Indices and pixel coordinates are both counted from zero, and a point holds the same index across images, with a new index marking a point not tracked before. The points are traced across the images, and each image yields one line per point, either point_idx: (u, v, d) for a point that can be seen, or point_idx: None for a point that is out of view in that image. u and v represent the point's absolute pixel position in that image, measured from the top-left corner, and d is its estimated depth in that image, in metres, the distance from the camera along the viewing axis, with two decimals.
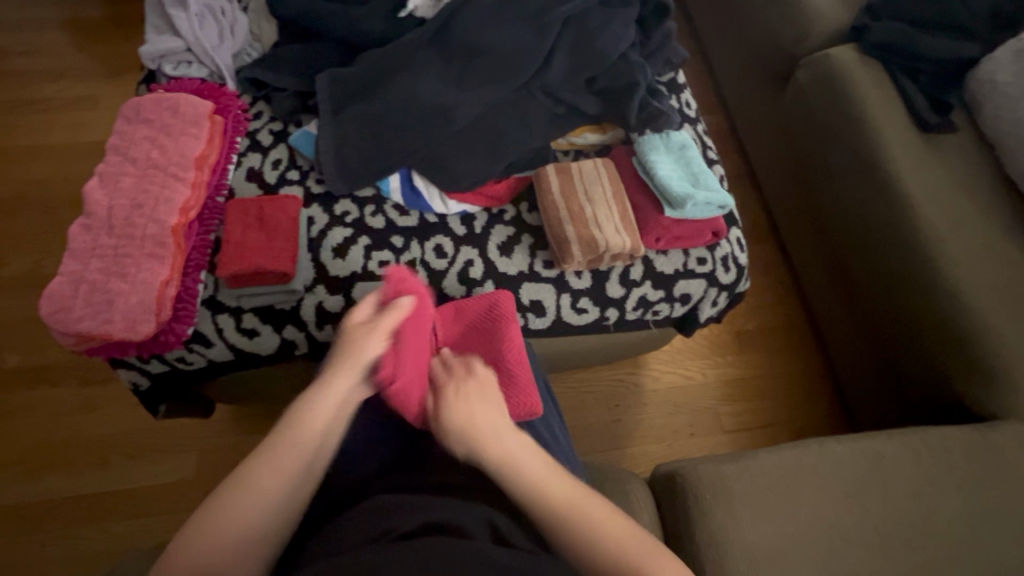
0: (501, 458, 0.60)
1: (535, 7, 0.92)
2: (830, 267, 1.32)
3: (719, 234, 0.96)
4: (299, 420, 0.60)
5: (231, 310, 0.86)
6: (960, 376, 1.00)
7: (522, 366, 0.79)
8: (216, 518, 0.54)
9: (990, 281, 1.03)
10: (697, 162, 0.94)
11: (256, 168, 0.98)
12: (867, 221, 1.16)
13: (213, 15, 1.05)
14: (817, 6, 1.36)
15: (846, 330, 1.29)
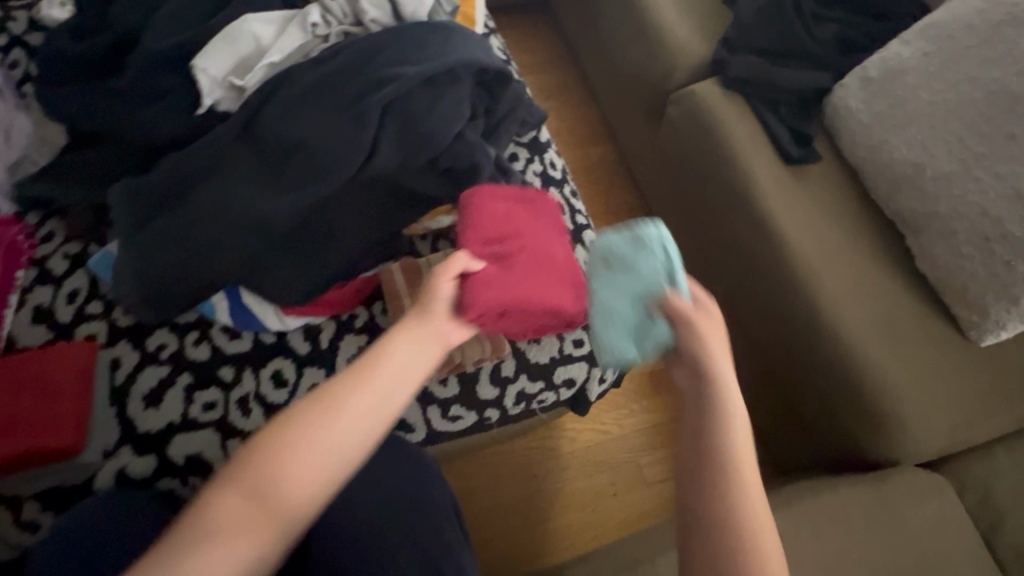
0: (717, 381, 0.55)
1: (349, 89, 0.79)
2: (726, 304, 1.25)
3: None
4: (380, 346, 0.51)
5: (11, 501, 0.71)
6: (856, 423, 0.99)
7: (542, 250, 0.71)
8: (284, 460, 0.45)
9: (869, 318, 1.02)
10: (647, 276, 0.67)
11: (45, 305, 0.82)
12: (746, 261, 1.15)
13: None
14: (677, 41, 1.33)
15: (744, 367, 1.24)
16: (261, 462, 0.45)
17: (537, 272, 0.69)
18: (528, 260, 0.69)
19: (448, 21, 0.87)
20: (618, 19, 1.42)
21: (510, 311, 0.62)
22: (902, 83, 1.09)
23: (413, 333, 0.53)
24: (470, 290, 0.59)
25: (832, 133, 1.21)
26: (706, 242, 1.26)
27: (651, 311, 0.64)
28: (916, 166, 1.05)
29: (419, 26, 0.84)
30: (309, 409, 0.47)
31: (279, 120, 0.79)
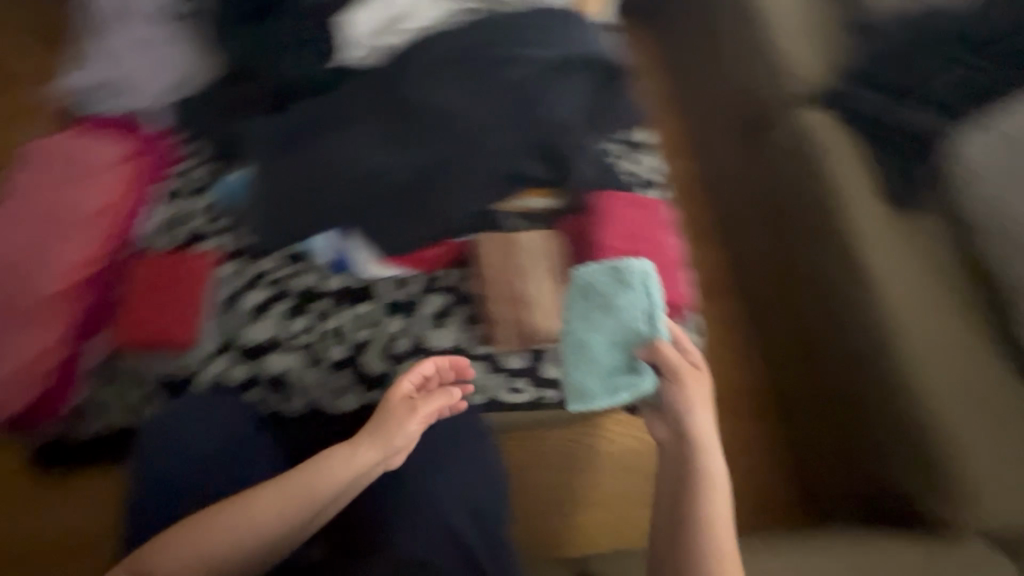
0: (699, 442, 0.65)
1: (478, 68, 0.85)
2: (794, 329, 1.21)
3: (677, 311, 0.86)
4: (324, 462, 0.63)
5: (125, 379, 0.79)
6: (917, 481, 0.95)
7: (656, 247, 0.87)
8: (199, 537, 0.58)
9: (944, 376, 0.98)
10: (624, 322, 0.75)
11: (175, 216, 0.89)
12: (824, 288, 1.11)
13: (151, 48, 1.00)
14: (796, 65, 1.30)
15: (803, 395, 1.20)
16: (193, 533, 0.58)
17: (663, 268, 0.85)
18: (653, 255, 0.85)
19: (578, 14, 0.91)
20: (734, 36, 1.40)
21: None
22: None
23: (353, 460, 0.63)
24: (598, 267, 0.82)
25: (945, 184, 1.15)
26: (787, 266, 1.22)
27: (633, 357, 0.74)
28: None
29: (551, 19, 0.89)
30: (236, 505, 0.60)
31: (411, 89, 0.86)
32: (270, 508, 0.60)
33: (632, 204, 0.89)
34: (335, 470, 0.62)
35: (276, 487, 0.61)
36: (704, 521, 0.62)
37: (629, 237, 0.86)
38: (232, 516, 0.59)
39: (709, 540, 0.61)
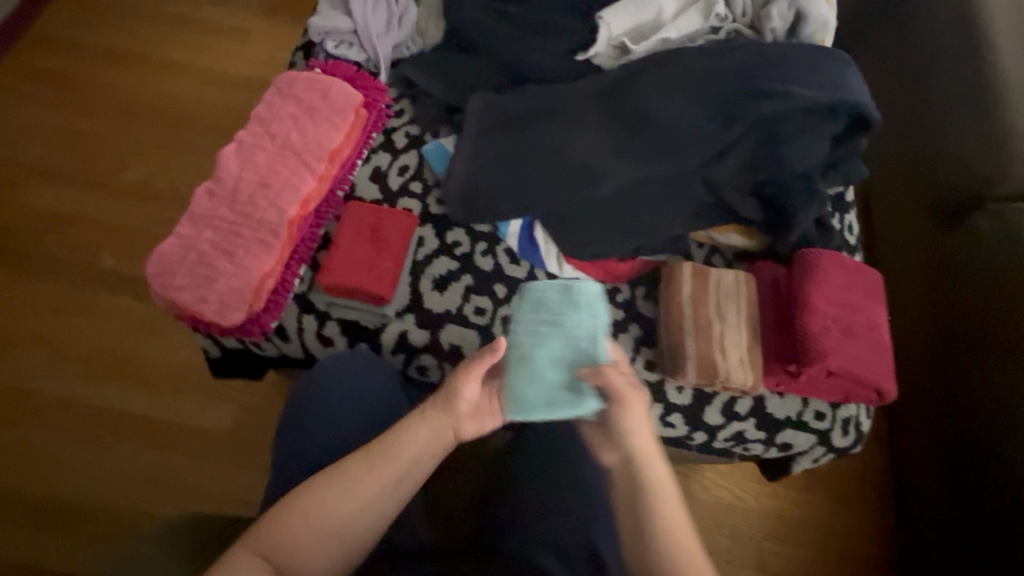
0: (640, 462, 0.60)
1: (728, 92, 0.81)
2: (943, 428, 1.03)
3: (882, 393, 0.77)
4: (393, 436, 0.62)
5: (318, 313, 0.82)
6: None
7: (865, 319, 0.78)
8: (307, 511, 0.56)
9: None
10: (571, 337, 0.67)
11: (382, 169, 0.93)
12: (959, 382, 1.00)
13: (387, 2, 1.02)
14: None
15: (956, 508, 0.98)
16: (300, 512, 0.56)
17: (878, 352, 0.77)
18: (869, 335, 0.77)
19: (843, 56, 0.84)
20: None
21: (836, 372, 0.75)
22: None
23: (420, 434, 0.62)
24: (807, 332, 0.75)
25: None
26: (949, 351, 1.03)
27: (575, 376, 0.65)
28: None
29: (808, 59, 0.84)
30: (325, 480, 0.58)
31: (656, 98, 0.82)
32: (311, 516, 0.57)
33: (841, 265, 0.80)
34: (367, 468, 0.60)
35: (312, 492, 0.58)
36: (664, 552, 0.57)
37: (836, 301, 0.78)
38: (282, 534, 0.55)
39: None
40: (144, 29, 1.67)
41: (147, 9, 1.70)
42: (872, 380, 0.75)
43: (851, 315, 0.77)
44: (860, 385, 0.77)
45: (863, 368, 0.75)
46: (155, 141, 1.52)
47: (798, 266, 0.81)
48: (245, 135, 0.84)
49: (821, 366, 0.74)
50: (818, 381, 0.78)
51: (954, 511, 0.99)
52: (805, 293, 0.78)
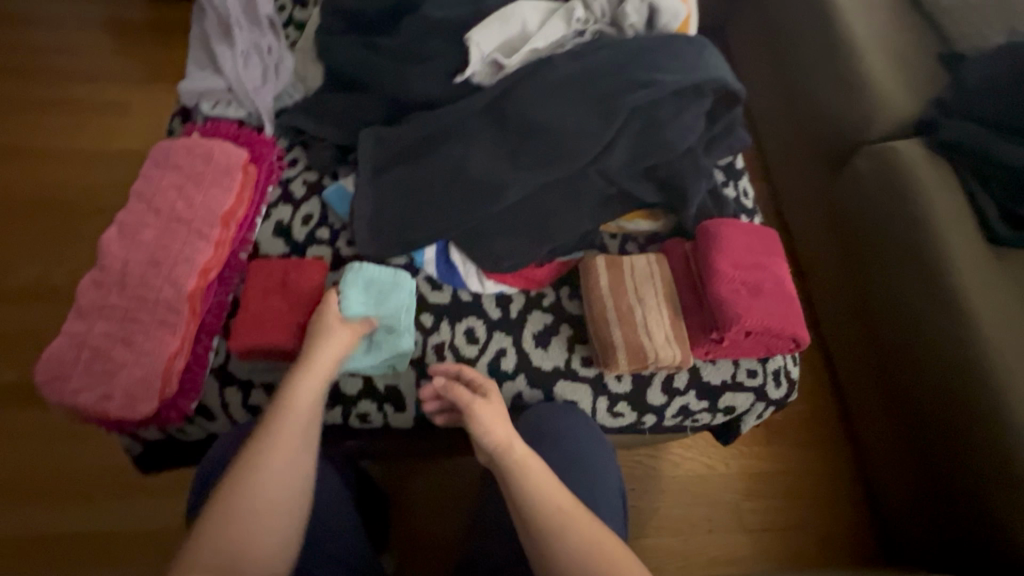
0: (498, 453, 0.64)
1: (603, 87, 0.84)
2: (872, 358, 1.22)
3: (799, 341, 0.81)
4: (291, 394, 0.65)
5: (241, 383, 0.78)
6: (999, 498, 0.93)
7: (770, 276, 0.82)
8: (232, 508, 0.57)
9: None
10: (392, 309, 0.81)
11: (285, 222, 0.91)
12: (886, 345, 1.17)
13: (258, 54, 1.01)
14: (884, 92, 1.30)
15: (912, 455, 1.12)
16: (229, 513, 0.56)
17: (787, 302, 0.81)
18: (775, 289, 0.81)
19: (699, 38, 0.90)
20: (822, 66, 1.39)
21: (753, 331, 0.79)
22: None
23: (311, 381, 0.66)
24: (720, 298, 0.79)
25: None
26: (874, 325, 1.20)
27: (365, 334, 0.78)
28: None
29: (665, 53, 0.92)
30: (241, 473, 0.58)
31: (540, 107, 0.85)
32: (235, 511, 0.57)
33: (740, 231, 0.85)
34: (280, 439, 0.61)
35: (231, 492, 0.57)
36: (540, 508, 0.59)
37: (740, 264, 0.82)
38: (221, 534, 0.55)
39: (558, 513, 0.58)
40: (40, 127, 1.64)
41: (40, 109, 1.67)
42: (786, 332, 0.79)
43: (756, 274, 0.82)
44: (777, 339, 0.81)
45: (776, 321, 0.78)
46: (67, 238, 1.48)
47: (703, 236, 0.85)
48: (127, 215, 0.80)
49: (738, 327, 0.77)
50: (741, 342, 0.82)
51: (916, 458, 1.11)
52: (712, 260, 0.82)
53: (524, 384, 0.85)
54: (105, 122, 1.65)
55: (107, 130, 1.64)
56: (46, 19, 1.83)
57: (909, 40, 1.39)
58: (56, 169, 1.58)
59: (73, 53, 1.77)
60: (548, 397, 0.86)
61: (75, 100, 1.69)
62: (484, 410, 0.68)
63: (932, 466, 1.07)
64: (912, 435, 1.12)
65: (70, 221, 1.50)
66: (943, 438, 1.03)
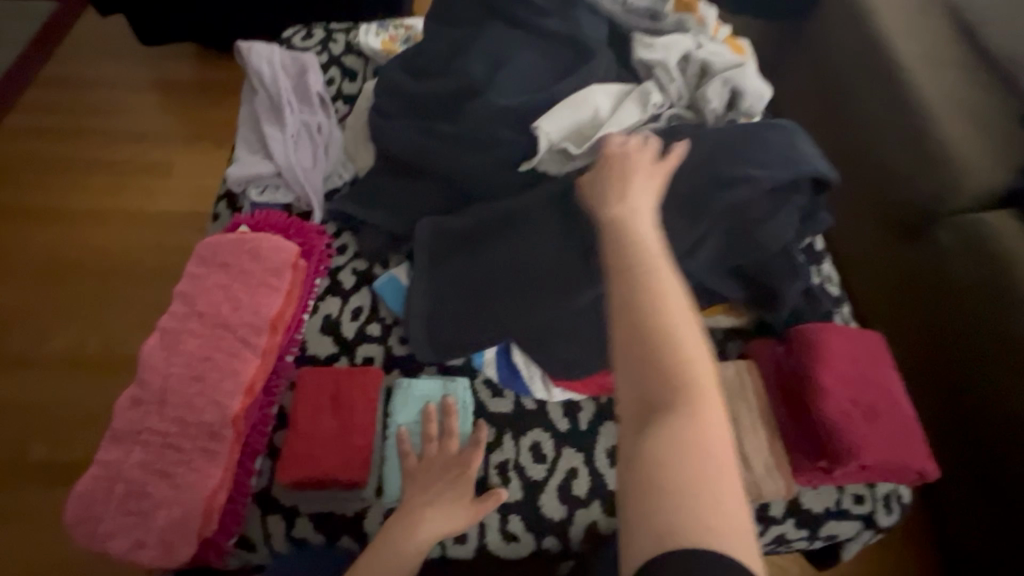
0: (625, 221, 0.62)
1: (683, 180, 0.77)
2: (937, 383, 1.16)
3: (922, 473, 0.70)
4: (409, 521, 0.65)
5: (286, 511, 0.70)
6: None
7: (879, 392, 0.72)
8: None
9: None
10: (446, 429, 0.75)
11: (333, 317, 0.84)
12: (977, 405, 1.06)
13: (309, 135, 0.97)
14: (963, 157, 1.21)
15: (1009, 526, 0.99)
16: None
17: (905, 427, 0.71)
18: (892, 411, 0.71)
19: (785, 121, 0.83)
20: (894, 129, 1.31)
21: (868, 464, 0.68)
22: None
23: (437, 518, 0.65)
24: (830, 423, 0.69)
25: None
26: (954, 380, 1.11)
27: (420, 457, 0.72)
28: None
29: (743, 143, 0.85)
30: None
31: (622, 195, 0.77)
32: None
33: (842, 335, 0.76)
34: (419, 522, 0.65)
35: None
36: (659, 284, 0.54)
37: (844, 377, 0.72)
38: None
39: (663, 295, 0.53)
40: (83, 188, 1.64)
41: (84, 169, 1.67)
42: (906, 463, 0.69)
43: (865, 389, 0.72)
44: (896, 471, 0.70)
45: (893, 453, 0.68)
46: (101, 305, 1.45)
47: (795, 342, 0.76)
48: (171, 321, 0.74)
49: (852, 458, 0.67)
50: (854, 473, 0.71)
51: (1017, 533, 0.98)
52: (811, 370, 0.72)
53: (600, 511, 0.75)
54: (145, 183, 1.64)
55: (148, 192, 1.63)
56: (95, 79, 1.85)
57: (987, 103, 1.30)
58: (94, 232, 1.56)
59: (118, 114, 1.78)
60: (625, 526, 0.75)
61: (118, 161, 1.69)
62: (625, 178, 0.68)
63: None
64: (1009, 505, 0.99)
65: (104, 287, 1.47)
66: None
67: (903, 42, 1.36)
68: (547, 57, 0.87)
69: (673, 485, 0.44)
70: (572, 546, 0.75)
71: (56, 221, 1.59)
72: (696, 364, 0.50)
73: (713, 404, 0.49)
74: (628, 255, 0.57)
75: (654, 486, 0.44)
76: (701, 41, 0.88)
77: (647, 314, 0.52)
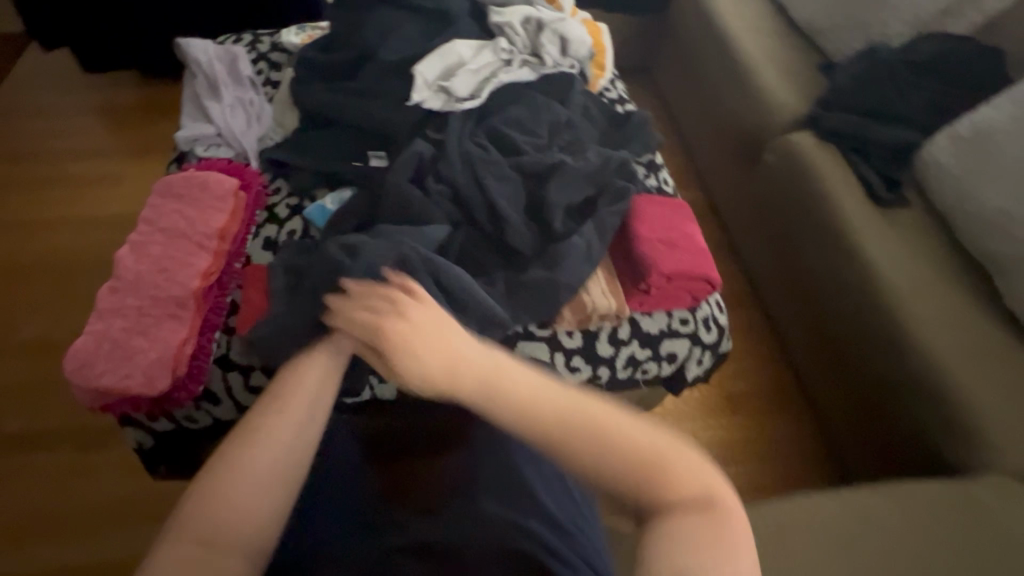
0: (472, 399, 0.62)
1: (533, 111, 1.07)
2: (793, 296, 1.42)
3: (713, 283, 1.01)
4: (294, 370, 0.67)
5: (241, 368, 0.90)
6: (935, 427, 1.05)
7: (678, 233, 1.02)
8: (218, 488, 0.56)
9: (951, 336, 1.10)
10: None
11: (272, 238, 1.02)
12: (845, 289, 1.23)
13: (243, 106, 1.20)
14: (776, 97, 1.54)
15: (860, 407, 1.22)
16: (212, 493, 0.56)
17: (697, 253, 1.01)
18: (687, 244, 1.01)
19: (633, 119, 1.21)
20: (728, 84, 1.65)
21: (672, 277, 0.98)
22: (991, 141, 1.20)
23: (320, 358, 0.70)
24: (643, 254, 0.99)
25: (923, 186, 1.32)
26: (812, 298, 1.33)
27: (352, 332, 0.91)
28: (1004, 212, 1.14)
29: (576, 78, 1.15)
30: (234, 446, 0.59)
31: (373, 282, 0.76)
32: (219, 491, 0.56)
33: (655, 202, 1.06)
34: (296, 405, 0.63)
35: (216, 476, 0.57)
36: (557, 435, 0.59)
37: (653, 225, 1.02)
38: (204, 507, 0.55)
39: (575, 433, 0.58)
40: (38, 200, 1.79)
41: (39, 185, 1.83)
42: (695, 274, 0.99)
43: (668, 230, 1.02)
44: (690, 282, 1.00)
45: (681, 264, 0.98)
46: (68, 296, 1.59)
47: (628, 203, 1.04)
48: (138, 237, 0.94)
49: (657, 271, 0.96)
50: (666, 289, 1.00)
51: (872, 401, 1.18)
52: (635, 218, 1.02)
53: None
54: (101, 191, 1.81)
55: (103, 198, 1.80)
56: (44, 107, 2.02)
57: (795, 56, 1.65)
58: (53, 236, 1.71)
59: (70, 136, 1.95)
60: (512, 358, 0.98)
61: (73, 175, 1.85)
62: (409, 331, 0.65)
63: (880, 429, 1.17)
64: (856, 394, 1.22)
65: (67, 280, 1.62)
66: (894, 402, 1.12)
67: (729, 15, 1.71)
68: (425, 27, 1.14)
69: (682, 562, 0.52)
70: None
71: (14, 232, 1.73)
72: (649, 457, 0.57)
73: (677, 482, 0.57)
74: (501, 411, 0.61)
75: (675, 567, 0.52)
76: (540, 8, 1.20)
77: (567, 452, 0.59)
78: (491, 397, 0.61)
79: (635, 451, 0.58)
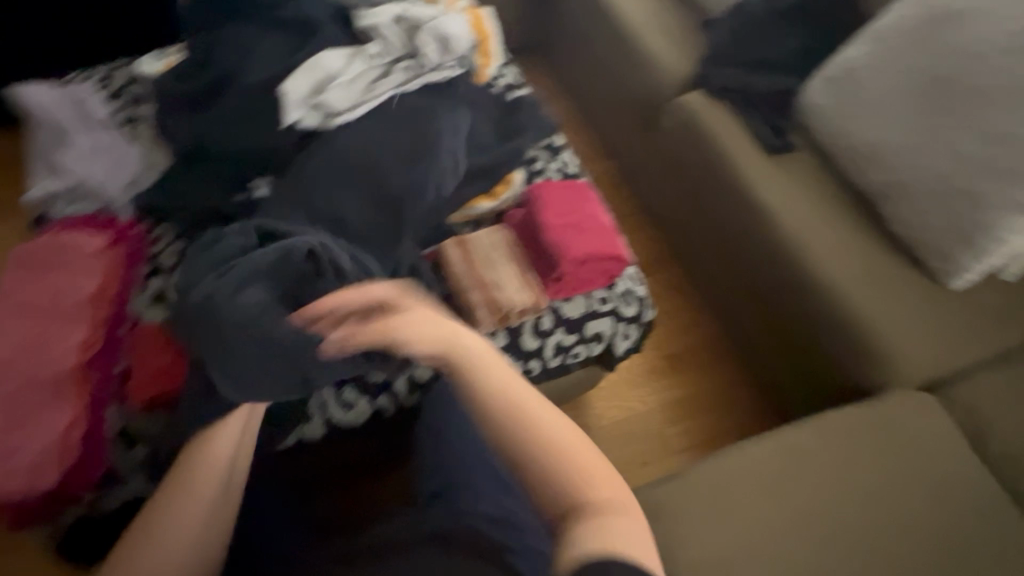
0: (463, 365, 0.71)
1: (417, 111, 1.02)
2: (708, 251, 1.47)
3: (624, 260, 1.03)
4: (202, 451, 0.70)
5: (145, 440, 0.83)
6: (850, 357, 1.13)
7: (581, 215, 1.04)
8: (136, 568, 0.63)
9: (853, 270, 1.17)
10: None
11: (160, 290, 0.94)
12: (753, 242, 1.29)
13: (104, 153, 1.08)
14: (663, 61, 1.56)
15: (783, 348, 1.29)
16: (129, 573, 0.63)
17: (603, 232, 1.03)
18: (592, 225, 1.03)
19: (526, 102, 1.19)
20: (617, 53, 1.67)
21: (581, 261, 0.99)
22: (857, 79, 1.27)
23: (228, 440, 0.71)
24: (550, 243, 0.99)
25: (807, 127, 1.38)
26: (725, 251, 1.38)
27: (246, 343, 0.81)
28: (878, 144, 1.22)
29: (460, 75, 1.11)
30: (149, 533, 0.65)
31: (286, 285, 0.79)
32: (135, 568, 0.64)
33: (555, 189, 1.07)
34: (207, 495, 0.68)
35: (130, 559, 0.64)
36: (526, 424, 0.67)
37: (555, 212, 1.03)
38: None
39: (544, 430, 0.67)
40: None
41: None
42: (605, 253, 1.00)
43: (572, 215, 1.03)
44: (601, 262, 1.02)
45: (586, 247, 0.99)
46: None
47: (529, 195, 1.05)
48: None
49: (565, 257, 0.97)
50: (579, 273, 1.01)
51: (793, 342, 1.24)
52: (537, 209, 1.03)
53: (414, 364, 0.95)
54: None
55: None
56: None
57: (676, 17, 1.67)
58: None
59: None
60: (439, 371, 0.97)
61: None
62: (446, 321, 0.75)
63: (803, 366, 1.24)
64: (777, 336, 1.29)
65: None
66: (810, 340, 1.20)
67: None
68: (286, 40, 1.07)
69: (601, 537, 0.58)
70: (404, 400, 0.96)
71: None
72: (591, 467, 0.65)
73: (607, 499, 0.63)
74: (490, 395, 0.69)
75: (596, 534, 0.58)
76: (411, 4, 1.15)
77: (536, 442, 0.66)
78: (485, 380, 0.70)
79: (587, 471, 0.65)
